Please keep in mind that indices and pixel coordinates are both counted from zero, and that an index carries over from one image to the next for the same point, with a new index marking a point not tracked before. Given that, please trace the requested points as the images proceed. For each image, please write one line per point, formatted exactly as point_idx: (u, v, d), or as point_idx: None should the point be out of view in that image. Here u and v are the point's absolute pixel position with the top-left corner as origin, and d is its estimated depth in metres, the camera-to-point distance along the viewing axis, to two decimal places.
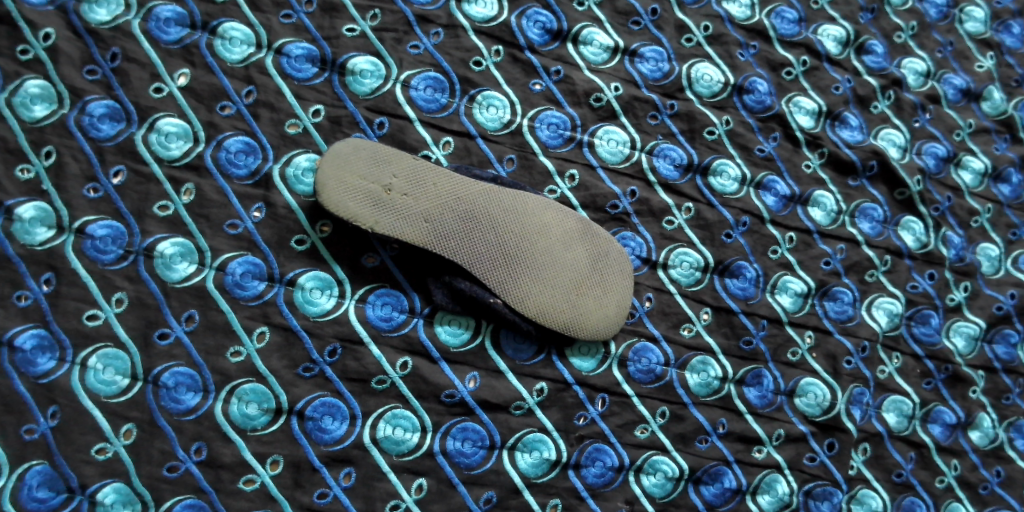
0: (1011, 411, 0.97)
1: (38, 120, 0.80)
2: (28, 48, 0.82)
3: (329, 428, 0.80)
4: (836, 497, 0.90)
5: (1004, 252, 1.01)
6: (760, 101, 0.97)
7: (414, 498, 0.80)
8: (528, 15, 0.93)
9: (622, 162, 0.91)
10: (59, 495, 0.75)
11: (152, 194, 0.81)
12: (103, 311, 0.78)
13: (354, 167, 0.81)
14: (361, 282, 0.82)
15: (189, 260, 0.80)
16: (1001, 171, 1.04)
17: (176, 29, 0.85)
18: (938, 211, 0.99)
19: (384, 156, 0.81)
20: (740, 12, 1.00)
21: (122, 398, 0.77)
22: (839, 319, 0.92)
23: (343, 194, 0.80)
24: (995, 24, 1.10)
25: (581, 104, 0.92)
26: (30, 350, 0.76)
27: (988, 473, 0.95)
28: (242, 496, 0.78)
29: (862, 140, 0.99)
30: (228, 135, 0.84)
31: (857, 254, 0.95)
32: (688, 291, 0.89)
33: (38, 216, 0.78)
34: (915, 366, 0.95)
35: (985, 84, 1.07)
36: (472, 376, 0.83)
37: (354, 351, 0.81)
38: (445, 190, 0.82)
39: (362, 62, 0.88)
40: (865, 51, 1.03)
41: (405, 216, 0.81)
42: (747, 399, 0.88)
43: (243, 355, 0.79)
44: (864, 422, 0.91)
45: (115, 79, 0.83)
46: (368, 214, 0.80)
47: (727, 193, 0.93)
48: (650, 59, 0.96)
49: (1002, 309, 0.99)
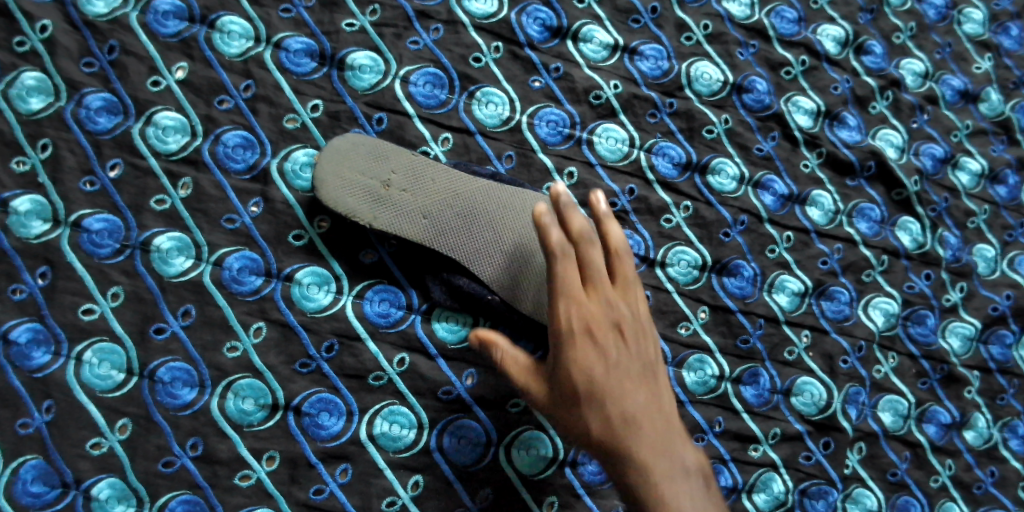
0: (1005, 412, 0.97)
1: (34, 113, 0.80)
2: (25, 40, 0.81)
3: (325, 425, 0.79)
4: (831, 496, 0.89)
5: (1000, 253, 1.01)
6: (760, 100, 0.97)
7: (410, 494, 0.80)
8: (528, 12, 0.93)
9: (620, 160, 0.91)
10: (53, 490, 0.74)
11: (148, 188, 0.81)
12: (99, 305, 0.77)
13: (353, 163, 0.81)
14: (359, 278, 0.82)
15: (186, 255, 0.80)
16: (999, 172, 1.04)
17: (174, 22, 0.85)
18: (935, 212, 1.00)
19: (383, 153, 0.82)
20: (740, 11, 1.00)
21: (117, 393, 0.76)
22: (836, 318, 0.93)
23: (341, 189, 0.80)
24: (994, 26, 1.11)
25: (580, 102, 0.92)
26: (25, 344, 0.76)
27: (982, 473, 0.95)
28: (238, 492, 0.77)
29: (860, 140, 0.99)
30: (226, 129, 0.83)
31: (854, 254, 0.95)
32: (686, 289, 0.89)
33: (34, 209, 0.78)
34: (911, 366, 0.95)
35: (983, 85, 1.07)
36: (469, 373, 0.83)
37: (351, 347, 0.81)
38: (443, 186, 0.81)
39: (362, 57, 0.88)
40: (864, 51, 1.04)
41: (403, 212, 0.80)
42: (744, 397, 0.88)
43: (240, 350, 0.79)
44: (860, 421, 0.91)
45: (113, 72, 0.82)
46: (366, 210, 0.80)
47: (725, 192, 0.93)
48: (650, 57, 0.95)
49: (997, 310, 0.99)
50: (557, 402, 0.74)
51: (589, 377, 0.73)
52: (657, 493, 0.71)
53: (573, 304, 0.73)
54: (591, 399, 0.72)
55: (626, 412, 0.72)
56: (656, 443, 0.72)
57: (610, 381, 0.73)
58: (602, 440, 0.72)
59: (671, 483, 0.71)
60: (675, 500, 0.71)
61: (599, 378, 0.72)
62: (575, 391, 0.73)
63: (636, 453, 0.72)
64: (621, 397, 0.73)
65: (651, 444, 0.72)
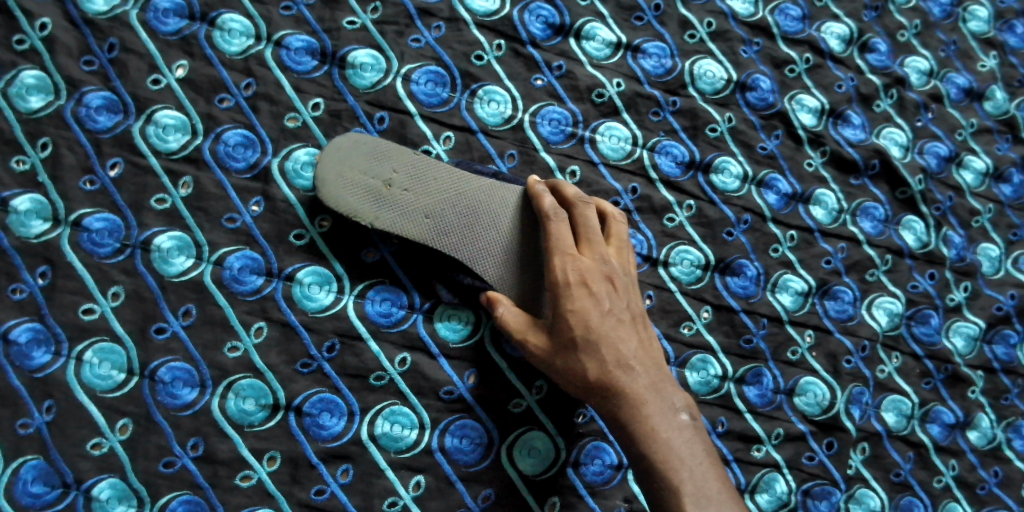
0: (1009, 412, 0.97)
1: (34, 112, 0.79)
2: (24, 38, 0.81)
3: (326, 425, 0.79)
4: (834, 497, 0.88)
5: (1005, 252, 1.01)
6: (763, 99, 0.97)
7: (412, 495, 0.79)
8: (530, 10, 0.93)
9: (623, 159, 0.91)
10: (53, 491, 0.74)
11: (148, 186, 0.80)
12: (99, 305, 0.77)
13: (354, 162, 0.81)
14: (360, 278, 0.82)
15: (187, 254, 0.79)
16: (1003, 171, 1.04)
17: (174, 20, 0.84)
18: (940, 211, 0.99)
19: (384, 152, 0.81)
20: (744, 9, 1.00)
21: (117, 393, 0.76)
22: (840, 318, 0.92)
23: (342, 189, 0.80)
24: (999, 24, 1.10)
25: (583, 100, 0.92)
26: (25, 343, 0.75)
27: (986, 473, 0.94)
28: (239, 492, 0.77)
29: (864, 138, 0.99)
30: (226, 128, 0.83)
31: (858, 253, 0.95)
32: (688, 289, 0.89)
33: (33, 208, 0.78)
34: (915, 366, 0.94)
35: (988, 83, 1.07)
36: (471, 372, 0.82)
37: (352, 347, 0.81)
38: (445, 185, 0.81)
39: (363, 55, 0.87)
40: (869, 49, 1.03)
41: (405, 212, 0.80)
42: (747, 397, 0.88)
43: (240, 350, 0.79)
44: (863, 421, 0.91)
45: (113, 70, 0.82)
46: (367, 209, 0.79)
47: (729, 191, 0.93)
48: (653, 55, 0.95)
49: (1002, 309, 0.99)
50: (553, 349, 0.75)
51: (586, 322, 0.75)
52: (651, 427, 0.73)
53: (568, 258, 0.76)
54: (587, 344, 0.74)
55: (621, 356, 0.75)
56: (648, 382, 0.75)
57: (604, 326, 0.75)
58: (598, 383, 0.74)
59: (663, 420, 0.73)
60: (668, 435, 0.73)
61: (595, 323, 0.74)
62: (572, 335, 0.75)
63: (631, 391, 0.74)
64: (614, 340, 0.75)
65: (646, 385, 0.74)
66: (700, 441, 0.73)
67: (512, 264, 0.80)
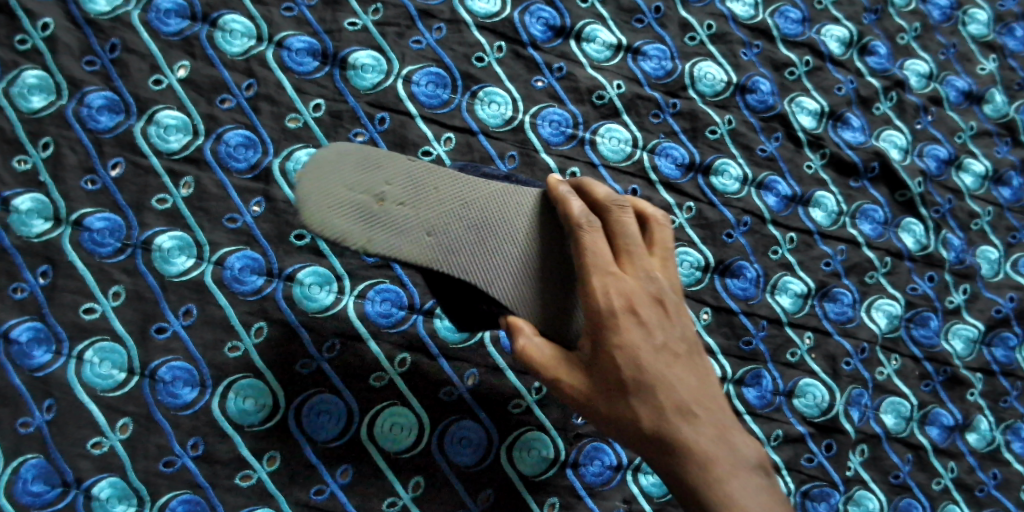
0: (1008, 414, 0.97)
1: (35, 112, 0.80)
2: (26, 38, 0.81)
3: (326, 425, 0.79)
4: (834, 498, 0.88)
5: (1004, 255, 1.01)
6: (763, 101, 0.97)
7: (411, 495, 0.79)
8: (531, 12, 0.93)
9: (623, 160, 0.91)
10: (53, 489, 0.74)
11: (150, 187, 0.80)
12: (100, 304, 0.77)
13: (338, 176, 0.72)
14: (361, 278, 0.83)
15: (188, 254, 0.80)
16: (1002, 174, 1.04)
17: (176, 21, 0.85)
18: (939, 213, 1.00)
19: (373, 161, 0.73)
20: (744, 11, 1.00)
21: (117, 393, 0.76)
22: (839, 319, 0.93)
23: (326, 209, 0.71)
24: (998, 27, 1.11)
25: (583, 101, 0.92)
26: (26, 342, 0.76)
27: (984, 475, 0.94)
28: (238, 492, 0.76)
29: (863, 141, 0.99)
30: (228, 128, 0.83)
31: (857, 256, 0.95)
32: (689, 290, 0.89)
33: (35, 208, 0.78)
34: (914, 368, 0.94)
35: (988, 86, 1.07)
36: (471, 373, 0.83)
37: (353, 347, 0.81)
38: (448, 194, 0.74)
39: (364, 56, 0.88)
40: (868, 52, 1.03)
41: (405, 230, 0.73)
42: (747, 399, 0.87)
43: (241, 350, 0.79)
44: (862, 423, 0.91)
45: (115, 70, 0.82)
46: (360, 232, 0.72)
47: (728, 193, 0.93)
48: (653, 57, 0.95)
49: (1001, 312, 0.99)
50: (598, 389, 0.69)
51: (635, 359, 0.68)
52: (720, 487, 0.66)
53: (608, 277, 0.69)
54: (641, 388, 0.67)
55: (678, 399, 0.68)
56: (713, 430, 0.68)
57: (657, 363, 0.68)
58: (655, 432, 0.67)
59: (734, 475, 0.66)
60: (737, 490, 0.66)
61: (647, 363, 0.67)
62: (620, 377, 0.68)
63: (692, 443, 0.67)
64: (670, 382, 0.68)
65: (708, 435, 0.67)
66: (774, 500, 0.67)
67: (530, 281, 0.74)
